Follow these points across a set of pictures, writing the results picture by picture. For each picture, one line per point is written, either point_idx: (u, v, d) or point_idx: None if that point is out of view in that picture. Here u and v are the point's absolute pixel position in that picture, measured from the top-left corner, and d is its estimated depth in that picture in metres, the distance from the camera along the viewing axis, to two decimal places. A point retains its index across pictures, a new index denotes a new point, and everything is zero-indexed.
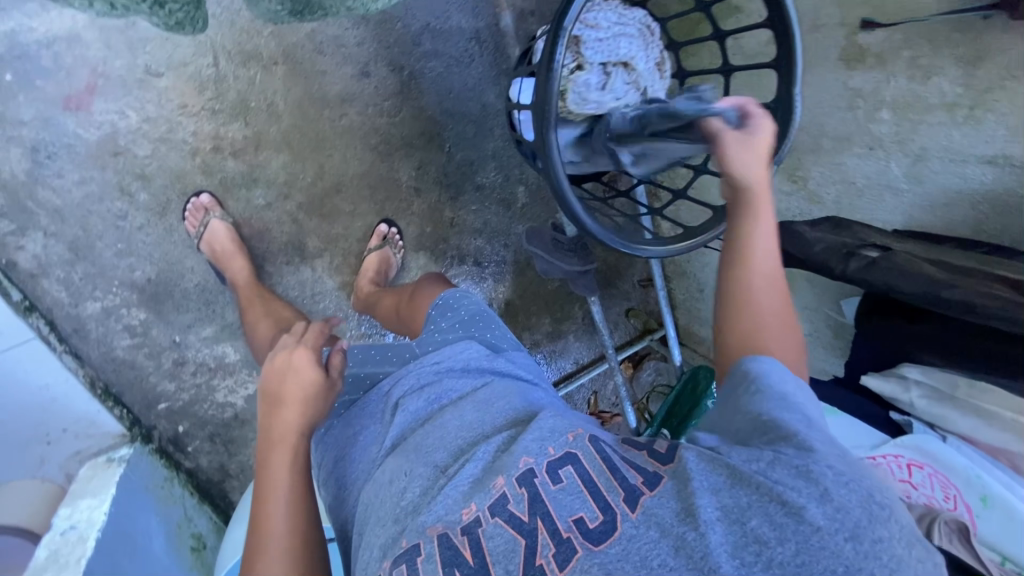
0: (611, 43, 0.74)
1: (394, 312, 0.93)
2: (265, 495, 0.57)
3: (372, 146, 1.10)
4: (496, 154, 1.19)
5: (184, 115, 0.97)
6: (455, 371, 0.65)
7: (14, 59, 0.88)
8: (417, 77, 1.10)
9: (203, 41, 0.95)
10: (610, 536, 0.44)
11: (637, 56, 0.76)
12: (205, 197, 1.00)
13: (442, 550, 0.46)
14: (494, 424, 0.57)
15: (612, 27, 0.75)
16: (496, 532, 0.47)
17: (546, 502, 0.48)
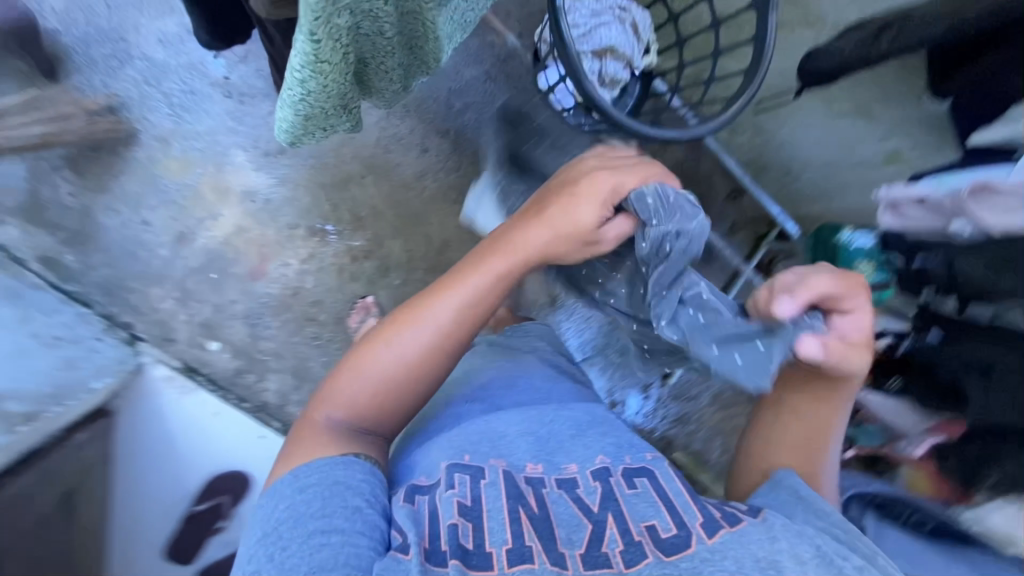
0: (593, 36, 0.87)
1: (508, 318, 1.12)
2: (441, 292, 0.65)
3: (455, 199, 1.33)
4: None
5: (324, 245, 1.25)
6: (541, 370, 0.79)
7: (211, 262, 1.18)
8: (461, 131, 1.33)
9: (315, 188, 1.24)
10: (681, 549, 0.52)
11: (616, 37, 0.88)
12: (369, 298, 1.25)
13: (505, 483, 0.58)
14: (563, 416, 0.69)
15: (588, 22, 0.87)
16: (559, 500, 0.57)
17: (616, 502, 0.57)
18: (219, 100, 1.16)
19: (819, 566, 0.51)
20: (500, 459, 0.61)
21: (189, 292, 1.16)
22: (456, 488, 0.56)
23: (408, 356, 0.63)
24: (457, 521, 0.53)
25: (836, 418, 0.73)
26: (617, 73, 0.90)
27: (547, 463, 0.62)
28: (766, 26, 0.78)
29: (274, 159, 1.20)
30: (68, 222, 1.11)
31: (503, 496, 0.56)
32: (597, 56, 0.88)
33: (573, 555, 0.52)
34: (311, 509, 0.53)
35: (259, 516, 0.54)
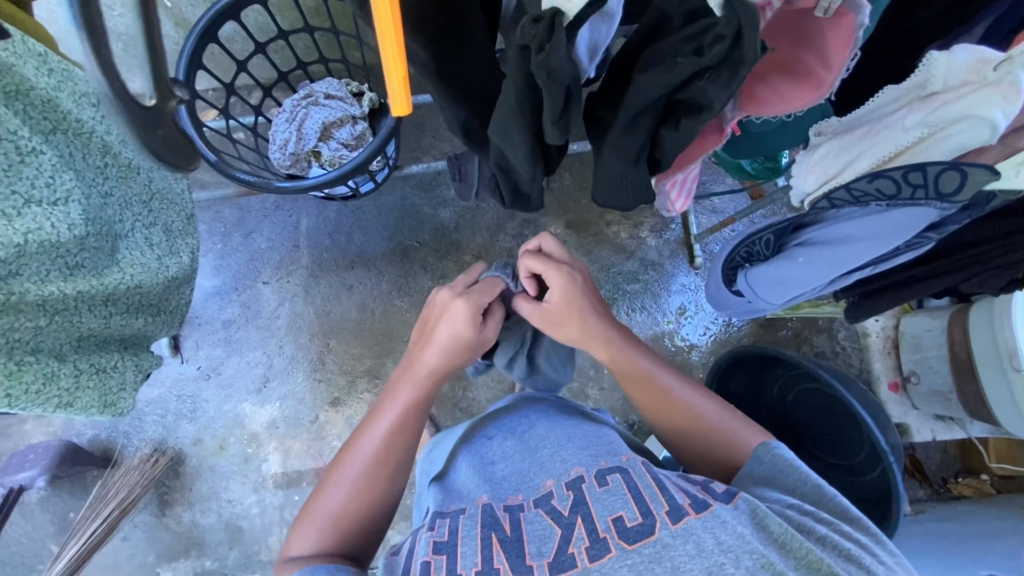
0: (307, 130, 0.96)
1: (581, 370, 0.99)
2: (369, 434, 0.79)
3: (401, 298, 1.46)
4: (434, 204, 1.49)
5: (345, 413, 1.42)
6: (536, 411, 0.89)
7: (287, 490, 1.38)
8: (362, 251, 1.47)
9: (309, 380, 1.42)
10: (645, 536, 0.61)
11: (322, 113, 0.96)
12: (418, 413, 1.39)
13: (483, 513, 0.69)
14: (556, 439, 0.79)
15: (294, 125, 0.96)
16: (535, 517, 0.67)
17: (585, 505, 0.66)
18: (207, 385, 1.40)
19: (779, 545, 0.58)
20: (483, 495, 0.73)
21: (290, 521, 1.37)
22: (442, 528, 0.68)
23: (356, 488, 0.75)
24: (431, 557, 0.65)
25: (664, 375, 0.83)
26: (350, 130, 0.98)
27: (526, 487, 0.73)
28: None
29: (268, 387, 1.41)
30: (192, 541, 1.36)
31: (478, 525, 0.67)
32: (325, 136, 0.97)
33: (541, 564, 0.61)
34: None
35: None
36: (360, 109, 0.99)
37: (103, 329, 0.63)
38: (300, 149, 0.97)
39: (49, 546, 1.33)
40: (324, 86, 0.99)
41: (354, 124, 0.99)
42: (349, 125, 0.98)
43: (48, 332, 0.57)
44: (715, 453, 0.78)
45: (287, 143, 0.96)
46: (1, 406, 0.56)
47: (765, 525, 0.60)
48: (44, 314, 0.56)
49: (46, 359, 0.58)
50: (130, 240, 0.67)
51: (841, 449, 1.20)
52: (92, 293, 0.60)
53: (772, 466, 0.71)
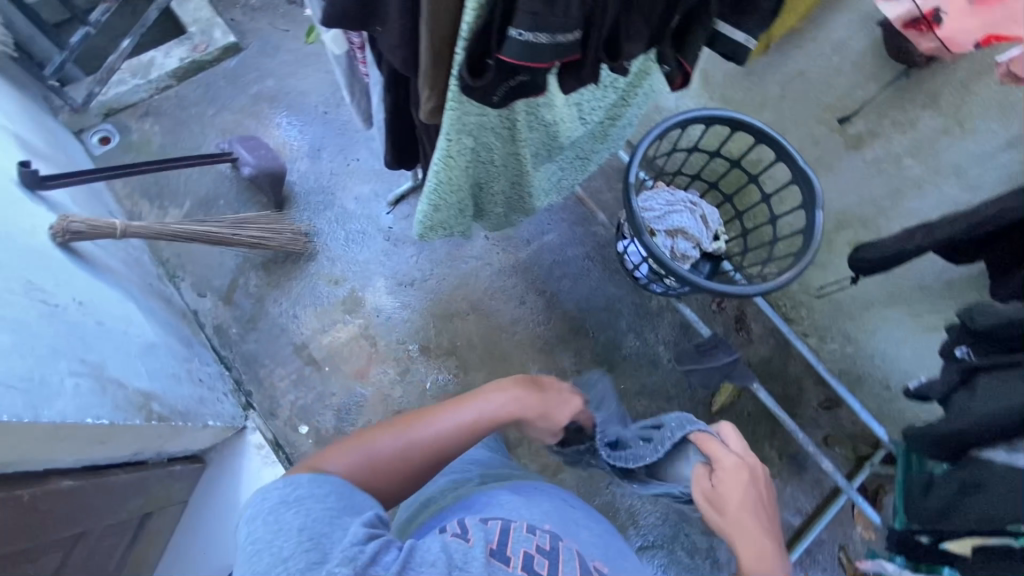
0: (666, 219, 1.05)
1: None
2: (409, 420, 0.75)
3: (539, 347, 1.50)
4: (631, 327, 1.53)
5: (420, 363, 1.45)
6: (598, 516, 0.76)
7: (329, 358, 1.42)
8: (555, 295, 1.54)
9: (428, 318, 1.48)
10: None
11: (687, 223, 1.05)
12: None
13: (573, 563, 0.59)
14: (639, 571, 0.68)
15: (664, 208, 1.06)
16: None
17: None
18: (381, 240, 1.51)
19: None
20: (570, 540, 0.64)
21: (303, 376, 1.40)
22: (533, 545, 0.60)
23: (395, 481, 0.70)
24: (534, 553, 0.58)
25: None
26: (686, 249, 1.05)
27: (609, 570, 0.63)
28: (814, 213, 0.89)
29: (405, 288, 1.49)
30: (245, 305, 1.43)
31: (577, 566, 0.59)
32: (670, 233, 1.05)
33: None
34: (302, 488, 0.59)
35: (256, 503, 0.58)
36: (707, 247, 1.07)
37: (485, 186, 0.83)
38: (648, 222, 1.04)
39: (184, 199, 1.46)
40: (705, 210, 1.08)
41: (692, 248, 1.06)
42: (690, 246, 1.06)
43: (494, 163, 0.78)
44: None
45: (647, 210, 1.05)
46: (433, 177, 0.73)
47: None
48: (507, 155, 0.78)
49: (468, 177, 0.77)
50: (552, 167, 0.88)
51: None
52: (516, 170, 0.82)
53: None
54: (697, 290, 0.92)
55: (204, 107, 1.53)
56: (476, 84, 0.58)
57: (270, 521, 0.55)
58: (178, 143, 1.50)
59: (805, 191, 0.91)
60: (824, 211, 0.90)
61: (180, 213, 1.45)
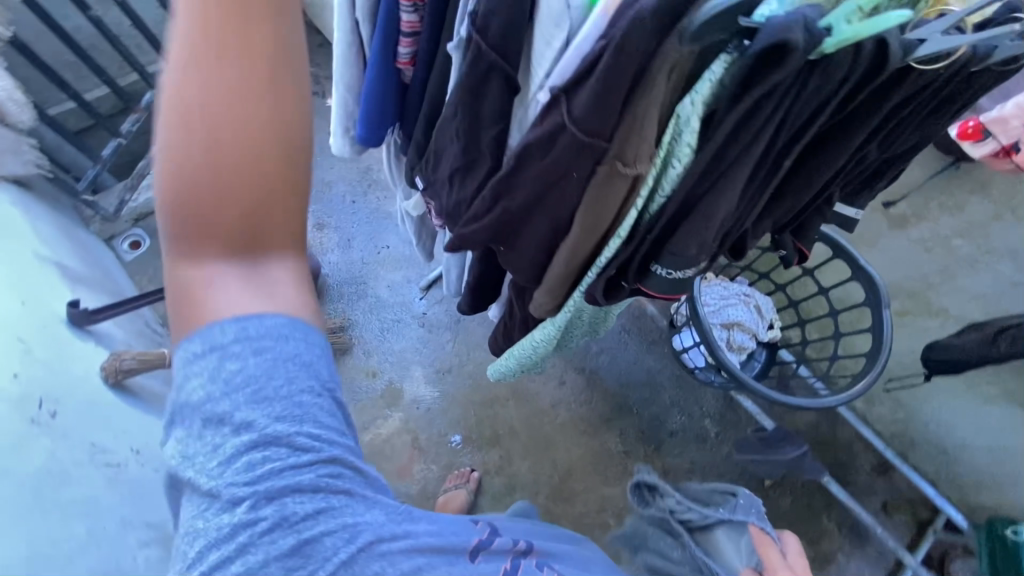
0: (722, 313, 1.04)
1: None
2: (283, 167, 0.34)
3: (583, 429, 1.46)
4: (674, 401, 1.50)
5: (463, 453, 1.41)
6: (602, 564, 0.80)
7: (372, 456, 1.39)
8: (595, 372, 1.51)
9: (468, 405, 1.45)
10: None
11: (743, 315, 1.04)
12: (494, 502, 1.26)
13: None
14: None
15: (718, 301, 1.05)
16: None
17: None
18: (415, 328, 1.50)
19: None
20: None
21: None
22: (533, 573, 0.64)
23: (181, 205, 0.33)
24: None
25: None
26: (744, 341, 1.04)
27: None
28: (881, 313, 0.87)
29: (444, 376, 1.47)
30: None
31: None
32: (726, 326, 1.04)
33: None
34: (266, 365, 0.38)
35: (188, 369, 0.37)
36: (763, 336, 1.05)
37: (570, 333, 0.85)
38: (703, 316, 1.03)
39: None
40: (758, 298, 1.07)
41: (750, 339, 1.04)
42: (747, 338, 1.04)
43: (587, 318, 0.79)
44: None
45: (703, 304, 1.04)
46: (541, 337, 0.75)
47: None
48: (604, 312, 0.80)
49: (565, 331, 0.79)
50: None
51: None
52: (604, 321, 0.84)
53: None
54: (770, 400, 0.92)
55: None
56: (606, 293, 0.66)
57: (251, 405, 0.37)
58: None
59: (869, 290, 0.89)
60: (890, 308, 0.88)
61: None
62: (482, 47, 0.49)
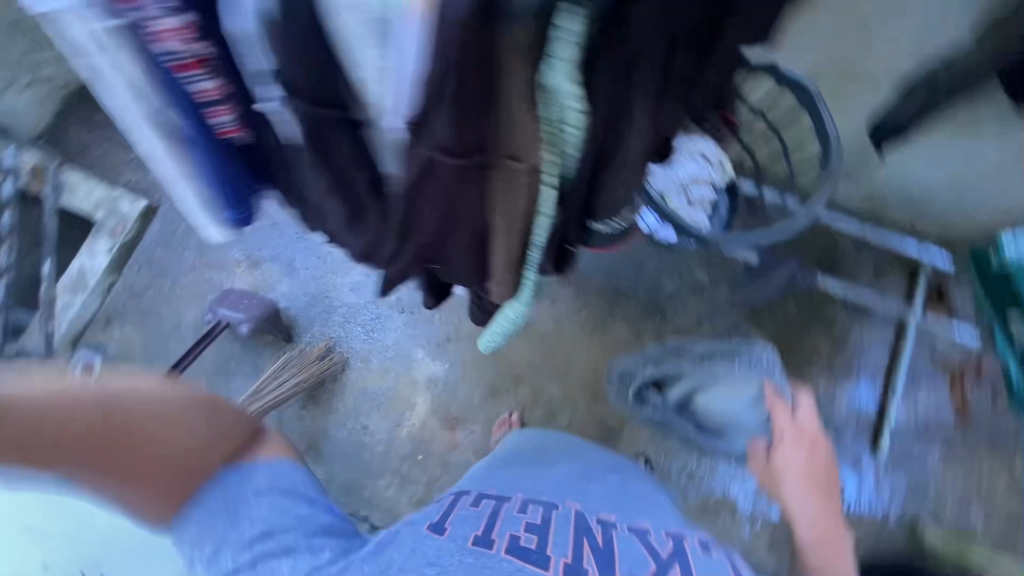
0: (677, 174, 1.03)
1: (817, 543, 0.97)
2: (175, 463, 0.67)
3: (591, 331, 1.49)
4: (661, 269, 1.52)
5: (495, 404, 1.45)
6: (606, 467, 0.89)
7: (415, 445, 1.42)
8: (580, 276, 1.53)
9: (479, 360, 1.47)
10: None
11: (695, 168, 1.03)
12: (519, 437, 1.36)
13: (568, 521, 0.70)
14: (639, 496, 0.81)
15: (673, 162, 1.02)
16: (628, 539, 0.67)
17: (686, 558, 0.64)
18: (394, 315, 1.48)
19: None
20: (575, 502, 0.76)
21: (404, 476, 1.40)
22: (534, 517, 0.70)
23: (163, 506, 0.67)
24: (520, 533, 0.67)
25: None
26: (702, 194, 1.04)
27: (618, 513, 0.74)
28: (819, 108, 0.86)
29: (445, 346, 1.47)
30: (308, 445, 1.41)
31: (571, 526, 0.69)
32: (684, 186, 1.04)
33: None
34: (207, 534, 0.68)
35: (192, 558, 0.69)
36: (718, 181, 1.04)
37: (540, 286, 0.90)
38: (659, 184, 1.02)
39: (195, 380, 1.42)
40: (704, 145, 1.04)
41: (707, 190, 1.04)
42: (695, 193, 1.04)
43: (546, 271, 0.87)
44: None
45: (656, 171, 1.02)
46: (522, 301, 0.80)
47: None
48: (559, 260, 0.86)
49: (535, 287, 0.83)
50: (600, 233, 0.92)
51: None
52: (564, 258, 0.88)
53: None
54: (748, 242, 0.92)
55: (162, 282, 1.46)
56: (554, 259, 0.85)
57: (246, 552, 0.67)
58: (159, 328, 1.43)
59: (796, 91, 0.88)
60: (825, 100, 0.86)
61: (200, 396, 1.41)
62: (313, 108, 0.59)
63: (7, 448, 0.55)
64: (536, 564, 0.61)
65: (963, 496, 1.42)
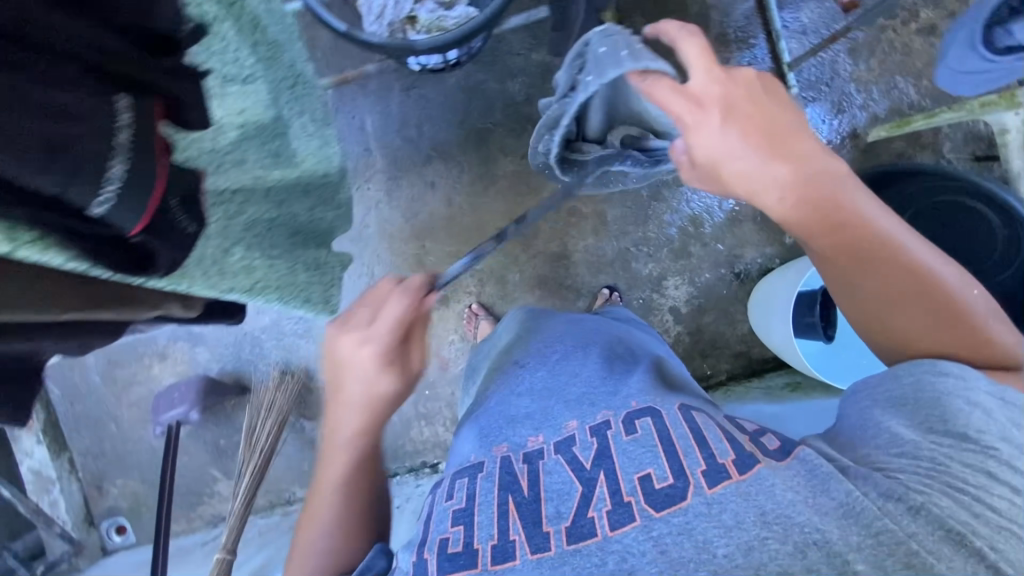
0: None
1: (816, 212, 0.69)
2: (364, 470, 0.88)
3: (482, 187, 1.41)
4: (500, 80, 1.37)
5: (452, 308, 1.45)
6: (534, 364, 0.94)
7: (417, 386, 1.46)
8: (437, 145, 1.40)
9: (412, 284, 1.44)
10: (675, 500, 0.64)
11: None
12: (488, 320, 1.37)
13: (500, 470, 0.75)
14: (571, 385, 0.86)
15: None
16: (556, 468, 0.72)
17: (610, 459, 0.71)
18: None
19: (842, 517, 0.59)
20: (502, 445, 0.80)
21: (426, 413, 1.46)
22: (462, 491, 0.75)
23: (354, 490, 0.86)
24: (450, 532, 0.71)
25: (885, 237, 0.70)
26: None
27: (548, 430, 0.78)
28: None
29: None
30: None
31: (497, 487, 0.73)
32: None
33: (559, 526, 0.67)
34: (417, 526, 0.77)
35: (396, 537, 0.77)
36: None
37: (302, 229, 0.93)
38: (392, 15, 0.94)
39: (213, 470, 1.43)
40: None
41: None
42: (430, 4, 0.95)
43: (302, 210, 0.93)
44: (900, 302, 0.70)
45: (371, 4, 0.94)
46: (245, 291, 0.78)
47: (823, 510, 0.60)
48: (272, 203, 0.84)
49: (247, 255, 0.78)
50: (297, 131, 0.92)
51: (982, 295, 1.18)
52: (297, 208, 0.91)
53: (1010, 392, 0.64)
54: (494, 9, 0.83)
55: (107, 428, 1.42)
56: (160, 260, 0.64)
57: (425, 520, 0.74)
58: (142, 462, 1.43)
59: None
60: None
61: (226, 478, 1.42)
62: None
63: (353, 431, 0.87)
64: (486, 536, 0.69)
65: (884, 79, 1.39)
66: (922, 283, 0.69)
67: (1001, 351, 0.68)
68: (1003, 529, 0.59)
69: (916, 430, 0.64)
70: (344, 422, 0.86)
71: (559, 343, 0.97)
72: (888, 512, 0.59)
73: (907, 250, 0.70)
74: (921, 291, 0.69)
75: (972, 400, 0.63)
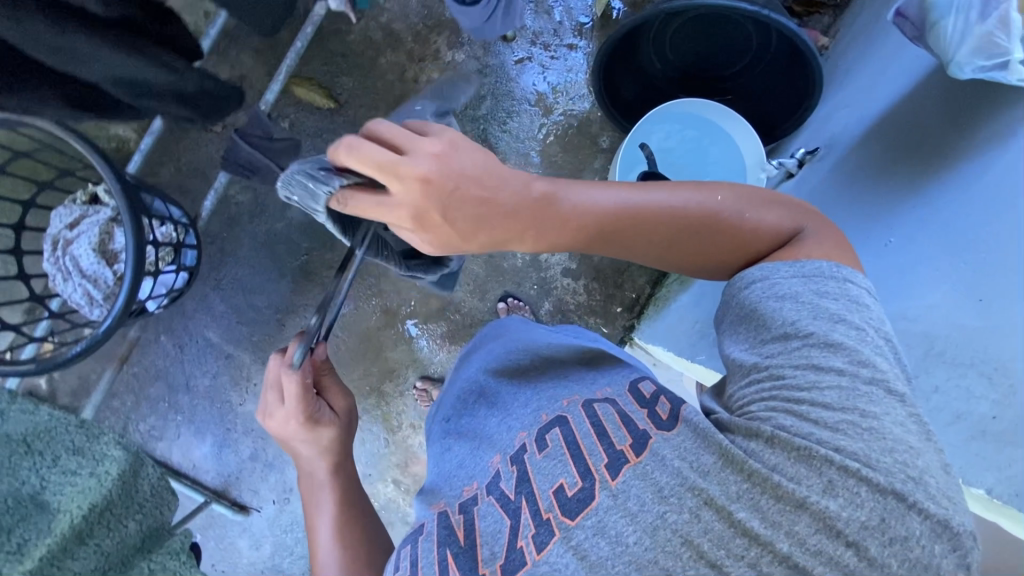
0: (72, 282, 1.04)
1: (554, 228, 0.62)
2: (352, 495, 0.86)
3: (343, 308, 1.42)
4: (284, 218, 1.38)
5: (401, 415, 1.47)
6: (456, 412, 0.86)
7: None
8: (280, 306, 1.40)
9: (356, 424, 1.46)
10: (585, 505, 0.54)
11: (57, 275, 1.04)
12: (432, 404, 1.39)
13: (438, 526, 0.63)
14: (488, 416, 0.76)
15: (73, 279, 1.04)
16: (487, 510, 0.60)
17: (529, 481, 0.59)
18: (294, 504, 1.43)
19: (718, 459, 0.51)
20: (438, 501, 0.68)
21: None
22: (404, 562, 0.62)
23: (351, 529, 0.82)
24: None
25: (632, 196, 0.63)
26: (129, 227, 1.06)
27: (478, 473, 0.66)
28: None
29: None
30: None
31: (435, 545, 0.60)
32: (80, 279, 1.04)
33: (495, 568, 0.55)
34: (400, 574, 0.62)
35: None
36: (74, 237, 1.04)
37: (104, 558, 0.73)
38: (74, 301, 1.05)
39: None
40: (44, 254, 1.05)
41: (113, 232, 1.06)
42: None
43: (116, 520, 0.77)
44: (668, 242, 0.66)
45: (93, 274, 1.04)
46: None
47: (705, 467, 0.51)
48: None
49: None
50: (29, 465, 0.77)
51: (786, 98, 1.13)
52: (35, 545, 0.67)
53: (802, 263, 0.58)
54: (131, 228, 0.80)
55: None
56: None
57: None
58: None
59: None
60: None
61: None
62: None
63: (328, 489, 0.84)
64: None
65: None
66: (684, 218, 0.64)
67: (775, 236, 0.64)
68: (848, 423, 0.48)
69: (755, 350, 0.56)
70: (325, 515, 0.83)
71: (476, 384, 0.87)
72: (745, 448, 0.51)
73: (655, 198, 0.64)
74: (692, 226, 0.65)
75: (781, 294, 0.57)
